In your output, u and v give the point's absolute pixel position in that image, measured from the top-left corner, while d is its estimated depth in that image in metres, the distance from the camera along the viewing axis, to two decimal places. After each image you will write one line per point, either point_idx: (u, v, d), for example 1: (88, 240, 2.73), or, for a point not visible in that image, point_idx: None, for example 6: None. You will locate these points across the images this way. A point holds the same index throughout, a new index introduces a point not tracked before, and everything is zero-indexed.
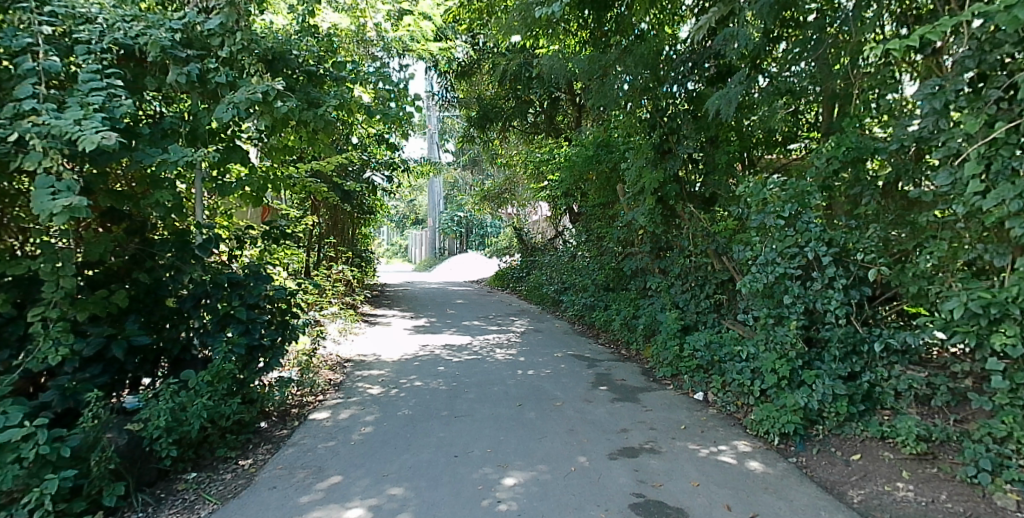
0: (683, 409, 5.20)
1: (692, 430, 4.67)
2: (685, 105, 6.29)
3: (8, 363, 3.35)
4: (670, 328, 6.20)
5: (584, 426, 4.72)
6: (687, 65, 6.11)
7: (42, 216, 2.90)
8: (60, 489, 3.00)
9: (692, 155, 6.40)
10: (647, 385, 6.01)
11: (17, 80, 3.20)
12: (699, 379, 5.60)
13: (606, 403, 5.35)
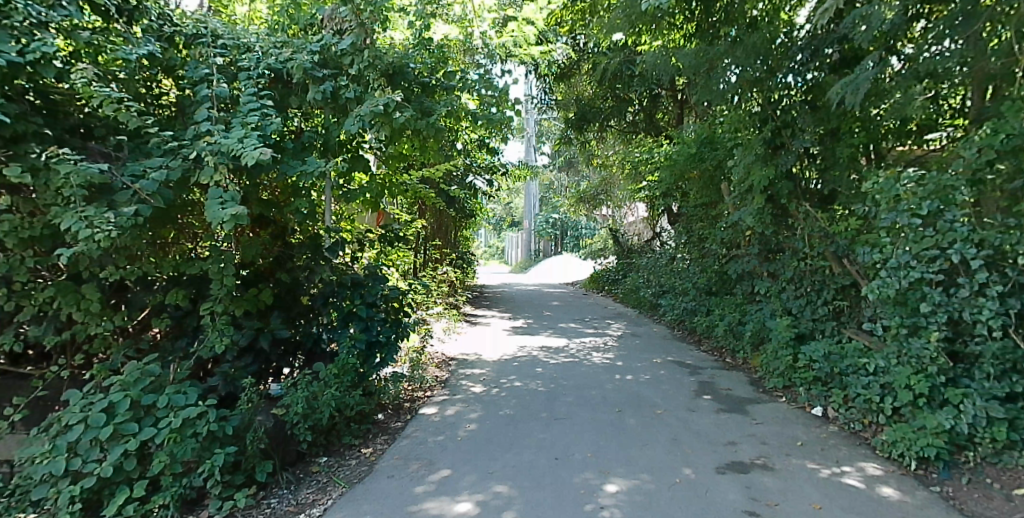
0: (800, 424, 4.99)
1: (810, 448, 4.50)
2: (803, 96, 6.06)
3: (186, 350, 3.87)
4: (782, 336, 5.95)
5: (688, 436, 4.67)
6: (806, 53, 5.81)
7: (214, 224, 3.26)
8: (226, 463, 3.40)
9: (809, 148, 6.08)
10: (757, 396, 5.82)
11: (196, 106, 3.71)
12: (818, 393, 5.36)
13: (712, 414, 5.25)
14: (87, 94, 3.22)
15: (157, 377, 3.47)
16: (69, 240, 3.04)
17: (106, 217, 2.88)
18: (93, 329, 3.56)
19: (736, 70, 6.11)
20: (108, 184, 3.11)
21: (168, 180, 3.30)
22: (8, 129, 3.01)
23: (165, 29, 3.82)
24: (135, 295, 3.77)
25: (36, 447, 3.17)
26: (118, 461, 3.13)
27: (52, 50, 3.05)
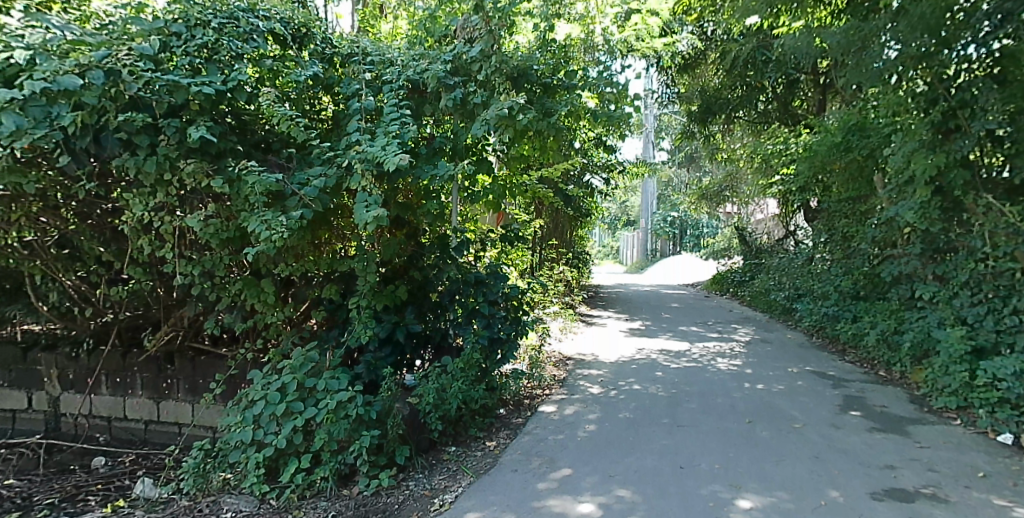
0: (981, 453, 4.46)
1: (995, 481, 3.96)
2: (989, 69, 5.58)
3: (337, 339, 4.26)
4: (956, 349, 5.42)
5: (835, 456, 4.34)
6: (993, 19, 5.35)
7: (361, 225, 3.46)
8: (372, 444, 3.70)
9: (994, 130, 5.54)
10: (922, 416, 5.34)
11: (348, 118, 4.06)
12: (1006, 417, 4.78)
13: (863, 433, 4.89)
14: (270, 114, 3.61)
15: (316, 363, 3.87)
16: (252, 240, 3.52)
17: (280, 220, 3.26)
18: (270, 318, 4.01)
19: (895, 45, 5.89)
20: (281, 191, 3.52)
21: (327, 187, 3.60)
22: (211, 144, 3.46)
23: (328, 52, 4.18)
24: (298, 288, 4.24)
25: (231, 418, 3.77)
26: (289, 435, 3.57)
27: (244, 77, 3.52)
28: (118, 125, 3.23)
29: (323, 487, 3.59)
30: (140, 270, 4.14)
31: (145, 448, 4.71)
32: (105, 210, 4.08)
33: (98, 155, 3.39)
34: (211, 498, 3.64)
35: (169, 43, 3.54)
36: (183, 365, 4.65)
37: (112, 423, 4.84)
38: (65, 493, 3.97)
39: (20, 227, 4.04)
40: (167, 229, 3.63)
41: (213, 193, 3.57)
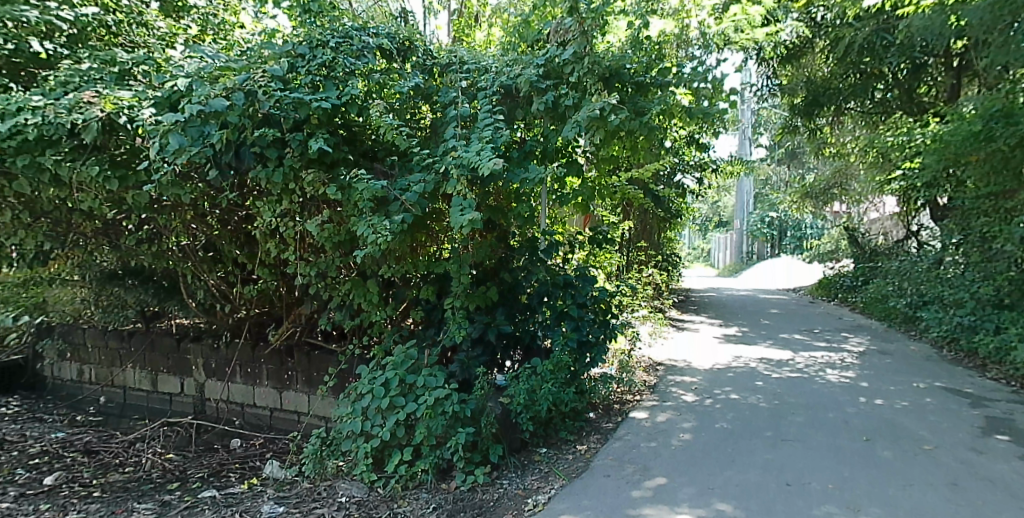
0: None
1: None
2: None
3: (434, 338, 4.41)
4: None
5: (973, 484, 3.96)
6: None
7: (456, 228, 3.53)
8: (467, 441, 3.81)
9: None
10: None
11: (445, 125, 4.18)
12: None
13: (1009, 459, 4.43)
14: (378, 124, 3.81)
15: (415, 361, 4.05)
16: (361, 243, 3.72)
17: (385, 224, 3.44)
18: (375, 317, 4.23)
19: None
20: (385, 197, 3.69)
21: (426, 192, 3.73)
22: (327, 154, 3.70)
23: (428, 62, 4.36)
24: (398, 288, 4.42)
25: (343, 410, 4.03)
26: (393, 428, 3.76)
27: (357, 91, 3.74)
28: (253, 139, 3.54)
29: (424, 479, 3.74)
30: (267, 271, 4.56)
31: (271, 433, 5.11)
32: (240, 216, 4.48)
33: (237, 168, 3.74)
34: (327, 482, 3.92)
35: (295, 64, 3.83)
36: (300, 359, 4.96)
37: (245, 409, 5.29)
38: (208, 469, 4.43)
39: (177, 231, 4.59)
40: (290, 233, 3.94)
41: (326, 200, 3.81)
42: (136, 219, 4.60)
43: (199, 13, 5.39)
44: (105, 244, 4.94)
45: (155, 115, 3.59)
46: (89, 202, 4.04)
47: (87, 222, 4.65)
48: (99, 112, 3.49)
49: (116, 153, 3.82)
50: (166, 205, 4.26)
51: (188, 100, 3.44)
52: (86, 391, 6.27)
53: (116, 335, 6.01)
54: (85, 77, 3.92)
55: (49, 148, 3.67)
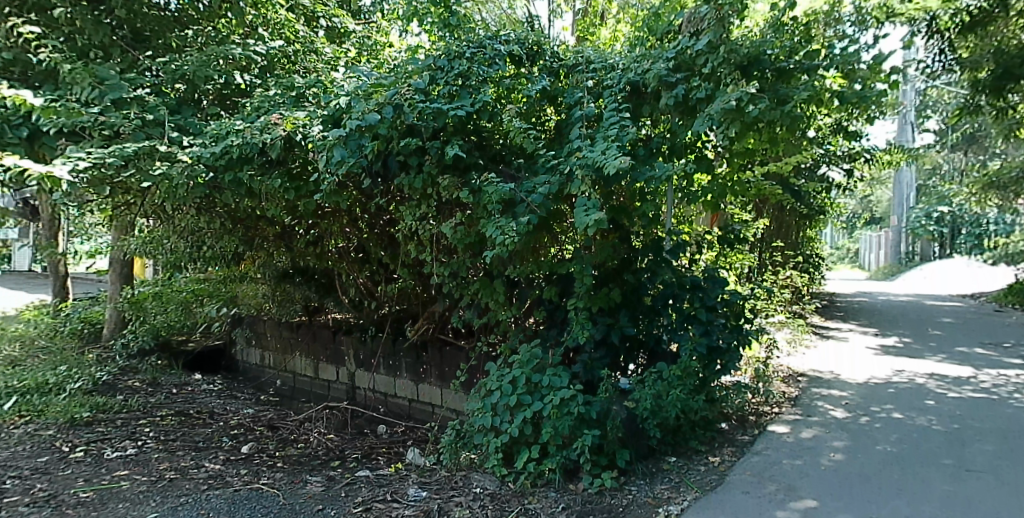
0: None
1: None
2: None
3: (557, 339, 4.35)
4: None
5: None
6: None
7: (580, 229, 3.52)
8: (594, 443, 3.80)
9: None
10: None
11: (570, 126, 4.16)
12: None
13: None
14: (509, 129, 3.92)
15: (541, 360, 4.11)
16: (490, 244, 3.81)
17: (513, 225, 3.53)
18: (501, 316, 4.33)
19: None
20: (513, 200, 3.79)
21: (551, 193, 3.75)
22: (461, 160, 3.87)
23: (555, 65, 4.39)
24: (522, 288, 4.39)
25: (474, 404, 4.19)
26: (520, 425, 3.86)
27: (489, 98, 3.86)
28: (398, 148, 3.78)
29: (552, 478, 3.83)
30: (406, 271, 4.83)
31: (411, 422, 5.44)
32: (384, 220, 4.78)
33: (385, 176, 4.06)
34: (462, 472, 4.12)
35: (435, 76, 4.00)
36: (433, 354, 5.22)
37: (387, 398, 5.67)
38: (362, 450, 4.80)
39: (336, 235, 5.12)
40: (428, 235, 4.15)
41: (459, 203, 3.96)
42: (306, 224, 5.11)
43: (358, 37, 6.27)
44: (281, 246, 5.53)
45: (323, 131, 3.93)
46: (270, 210, 4.56)
47: (268, 227, 5.25)
48: (281, 131, 3.92)
49: (292, 167, 4.25)
50: (328, 211, 4.70)
51: (349, 117, 3.79)
52: (266, 376, 7.02)
53: (287, 325, 6.67)
54: (272, 102, 4.35)
55: (246, 165, 4.13)
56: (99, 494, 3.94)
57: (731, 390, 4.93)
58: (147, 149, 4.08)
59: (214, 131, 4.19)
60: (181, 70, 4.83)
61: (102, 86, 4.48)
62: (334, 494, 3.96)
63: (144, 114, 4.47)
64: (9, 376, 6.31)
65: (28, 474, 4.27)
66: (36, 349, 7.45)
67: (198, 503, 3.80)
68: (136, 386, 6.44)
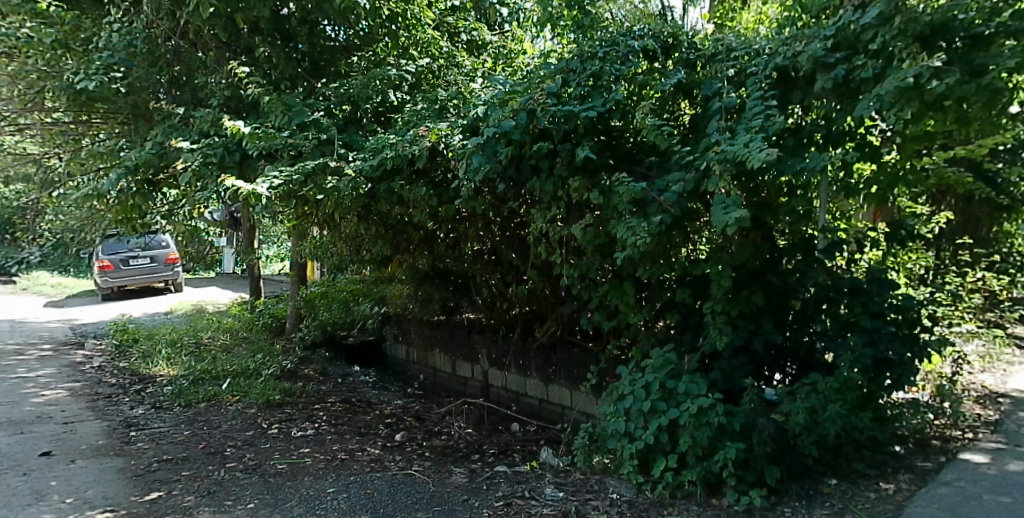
0: None
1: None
2: None
3: (693, 343, 4.15)
4: None
5: None
6: None
7: (718, 228, 3.20)
8: (739, 457, 3.52)
9: None
10: None
11: (709, 120, 3.89)
12: None
13: None
14: (642, 127, 3.74)
15: (675, 366, 3.94)
16: (621, 245, 3.71)
17: (644, 226, 3.40)
18: (631, 319, 4.20)
19: None
20: (645, 199, 3.64)
21: (685, 192, 3.53)
22: (591, 161, 3.85)
23: (691, 56, 4.13)
24: (652, 291, 4.23)
25: (607, 409, 4.11)
26: (656, 432, 3.70)
27: (621, 96, 3.72)
28: (531, 153, 3.90)
29: (693, 491, 3.64)
30: (536, 273, 4.92)
31: (542, 421, 5.63)
32: (516, 223, 4.90)
33: (517, 180, 4.18)
34: (596, 477, 4.07)
35: (569, 78, 4.03)
36: (561, 356, 5.36)
37: (519, 397, 5.90)
38: (499, 446, 5.00)
39: (471, 239, 5.36)
40: (557, 237, 4.16)
41: (589, 204, 3.91)
42: (445, 229, 5.42)
43: (494, 48, 6.53)
44: (424, 250, 5.92)
45: (463, 140, 4.12)
46: (417, 216, 4.91)
47: (413, 232, 5.67)
48: (428, 142, 4.16)
49: (435, 175, 4.55)
50: (465, 216, 4.93)
51: (486, 125, 3.93)
52: (412, 370, 7.63)
53: (426, 324, 7.18)
54: (419, 116, 4.68)
55: (399, 176, 4.52)
56: (291, 467, 4.54)
57: (907, 409, 4.29)
58: (320, 165, 4.56)
59: (373, 146, 4.57)
60: (348, 93, 5.39)
61: (291, 113, 5.12)
62: (476, 487, 4.13)
63: (320, 134, 5.03)
64: (224, 362, 7.48)
65: (241, 445, 5.06)
66: (240, 340, 8.82)
67: (363, 483, 4.20)
68: (310, 374, 7.27)
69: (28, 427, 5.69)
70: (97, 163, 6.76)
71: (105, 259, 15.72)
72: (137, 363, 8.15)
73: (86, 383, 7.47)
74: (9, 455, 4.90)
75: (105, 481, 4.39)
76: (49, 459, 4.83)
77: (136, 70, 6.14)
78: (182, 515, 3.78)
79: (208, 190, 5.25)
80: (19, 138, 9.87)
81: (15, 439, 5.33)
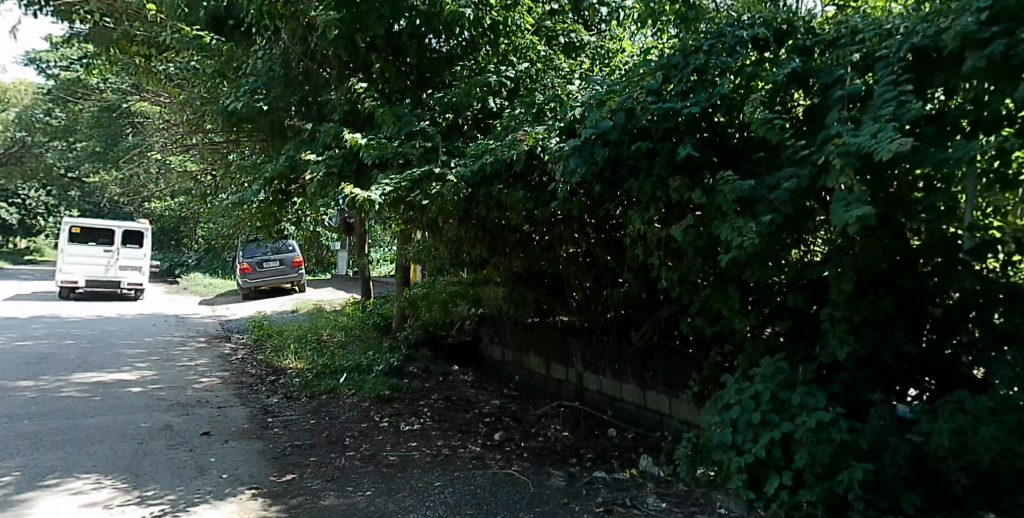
0: None
1: None
2: None
3: (808, 353, 3.79)
4: None
5: None
6: None
7: (837, 227, 2.80)
8: (867, 479, 3.11)
9: None
10: None
11: (829, 109, 3.39)
12: None
13: None
14: (750, 121, 3.42)
15: (789, 375, 3.60)
16: (726, 245, 3.48)
17: (751, 226, 3.14)
18: (736, 324, 4.00)
19: None
20: (752, 197, 3.38)
21: (798, 188, 3.18)
22: (693, 159, 3.71)
23: (809, 43, 3.64)
24: (760, 295, 3.97)
25: (711, 418, 3.85)
26: (767, 446, 3.37)
27: (727, 91, 3.58)
28: (629, 153, 3.83)
29: (812, 512, 3.27)
30: (633, 275, 4.82)
31: (639, 427, 5.56)
32: (611, 225, 4.85)
33: (613, 181, 4.13)
34: (702, 489, 3.88)
35: (670, 75, 3.90)
36: (659, 362, 5.26)
37: (614, 402, 5.86)
38: (596, 451, 4.97)
39: (567, 242, 5.36)
40: (656, 239, 4.06)
41: (689, 205, 3.78)
42: (541, 232, 5.43)
43: (591, 50, 6.49)
44: (520, 252, 5.99)
45: (559, 143, 4.14)
46: (514, 219, 4.95)
47: (510, 235, 5.74)
48: (525, 145, 4.23)
49: (532, 178, 4.58)
50: (560, 218, 4.92)
51: (583, 126, 3.92)
52: (507, 371, 7.77)
53: (522, 325, 7.31)
54: (517, 120, 4.74)
55: (496, 180, 4.62)
56: (402, 459, 4.75)
57: None
58: (425, 172, 4.79)
59: (473, 151, 4.71)
60: (450, 101, 5.66)
61: (400, 123, 5.42)
62: (576, 491, 4.11)
63: (426, 142, 5.24)
64: (341, 357, 7.98)
65: (358, 435, 5.39)
66: (353, 337, 9.39)
67: (468, 479, 4.31)
68: (415, 372, 7.56)
69: (189, 409, 6.40)
70: (243, 176, 7.50)
71: (245, 262, 17.45)
72: (272, 356, 8.95)
73: (234, 373, 8.30)
74: (177, 433, 5.55)
75: (251, 461, 4.83)
76: (207, 438, 5.41)
77: (274, 91, 6.69)
78: (310, 497, 4.07)
79: (329, 198, 5.65)
80: (185, 157, 11.17)
81: (181, 418, 6.02)
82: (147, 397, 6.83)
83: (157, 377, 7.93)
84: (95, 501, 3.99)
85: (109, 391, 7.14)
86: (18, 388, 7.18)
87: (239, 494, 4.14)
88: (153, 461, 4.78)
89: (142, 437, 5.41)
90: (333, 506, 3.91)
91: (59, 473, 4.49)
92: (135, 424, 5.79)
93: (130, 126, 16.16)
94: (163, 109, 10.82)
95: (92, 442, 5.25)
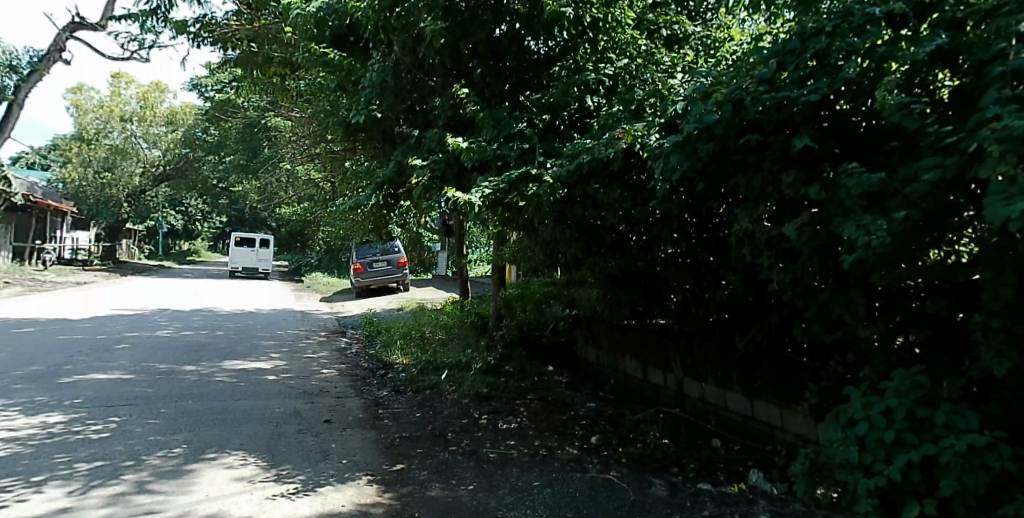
0: None
1: None
2: None
3: (955, 368, 3.38)
4: None
5: None
6: None
7: (995, 224, 2.42)
8: None
9: None
10: None
11: (985, 88, 2.82)
12: None
13: None
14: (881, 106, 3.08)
15: (930, 391, 3.23)
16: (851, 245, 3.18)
17: (880, 224, 2.86)
18: (860, 332, 3.68)
19: None
20: (882, 192, 3.08)
21: (942, 180, 2.84)
22: (810, 151, 3.46)
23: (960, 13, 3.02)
24: (891, 300, 3.64)
25: (834, 435, 3.54)
26: (903, 469, 3.02)
27: (850, 75, 3.29)
28: (736, 147, 3.65)
29: None
30: (741, 278, 4.58)
31: (746, 440, 5.36)
32: (714, 223, 4.61)
33: (718, 177, 3.97)
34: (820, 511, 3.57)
35: (784, 61, 3.67)
36: (770, 370, 5.04)
37: (718, 412, 5.69)
38: (700, 462, 4.79)
39: (664, 242, 5.20)
40: (763, 239, 3.81)
41: (803, 201, 3.54)
42: (637, 232, 5.27)
43: (697, 41, 6.28)
44: (616, 253, 5.89)
45: (660, 139, 4.04)
46: (612, 219, 4.84)
47: (606, 235, 5.63)
48: (623, 143, 4.14)
49: (630, 177, 4.48)
50: (659, 218, 4.75)
51: (686, 121, 3.80)
52: (602, 373, 7.68)
53: (617, 328, 7.18)
54: (614, 119, 4.65)
55: (593, 180, 4.55)
56: (503, 457, 4.79)
57: None
58: (523, 174, 4.80)
59: (569, 151, 4.65)
60: (547, 101, 5.63)
61: (499, 125, 5.47)
62: (679, 502, 3.97)
63: (524, 143, 5.25)
64: (442, 355, 8.18)
65: (459, 431, 5.49)
66: (454, 335, 9.61)
67: (566, 481, 4.27)
68: (511, 371, 7.60)
69: (313, 398, 6.79)
70: (359, 181, 7.90)
71: (358, 262, 18.40)
72: (382, 351, 9.35)
73: (349, 365, 8.74)
74: (304, 419, 5.90)
75: (368, 449, 5.04)
76: (329, 426, 5.72)
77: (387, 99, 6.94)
78: (419, 487, 4.18)
79: (433, 201, 5.82)
80: (309, 167, 11.88)
81: (306, 406, 6.40)
82: (279, 385, 7.35)
83: (286, 366, 8.50)
84: (242, 475, 4.31)
85: (250, 377, 7.74)
86: (181, 371, 7.95)
87: (358, 479, 4.33)
88: (288, 444, 5.10)
89: (276, 420, 5.80)
90: (441, 498, 4.00)
91: (214, 448, 4.89)
92: (271, 409, 6.23)
93: (264, 139, 17.52)
94: (293, 122, 11.60)
95: (238, 422, 5.69)
